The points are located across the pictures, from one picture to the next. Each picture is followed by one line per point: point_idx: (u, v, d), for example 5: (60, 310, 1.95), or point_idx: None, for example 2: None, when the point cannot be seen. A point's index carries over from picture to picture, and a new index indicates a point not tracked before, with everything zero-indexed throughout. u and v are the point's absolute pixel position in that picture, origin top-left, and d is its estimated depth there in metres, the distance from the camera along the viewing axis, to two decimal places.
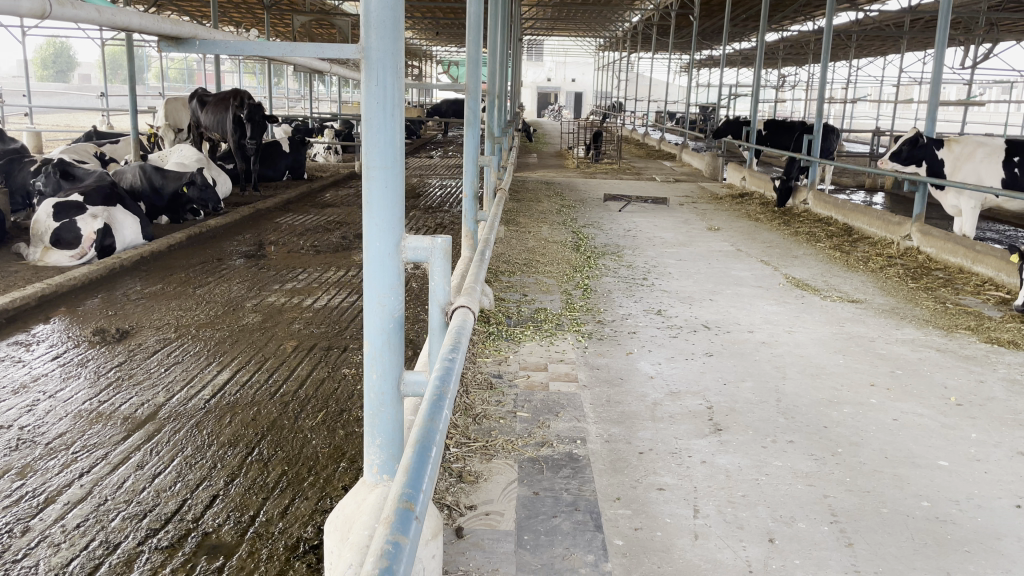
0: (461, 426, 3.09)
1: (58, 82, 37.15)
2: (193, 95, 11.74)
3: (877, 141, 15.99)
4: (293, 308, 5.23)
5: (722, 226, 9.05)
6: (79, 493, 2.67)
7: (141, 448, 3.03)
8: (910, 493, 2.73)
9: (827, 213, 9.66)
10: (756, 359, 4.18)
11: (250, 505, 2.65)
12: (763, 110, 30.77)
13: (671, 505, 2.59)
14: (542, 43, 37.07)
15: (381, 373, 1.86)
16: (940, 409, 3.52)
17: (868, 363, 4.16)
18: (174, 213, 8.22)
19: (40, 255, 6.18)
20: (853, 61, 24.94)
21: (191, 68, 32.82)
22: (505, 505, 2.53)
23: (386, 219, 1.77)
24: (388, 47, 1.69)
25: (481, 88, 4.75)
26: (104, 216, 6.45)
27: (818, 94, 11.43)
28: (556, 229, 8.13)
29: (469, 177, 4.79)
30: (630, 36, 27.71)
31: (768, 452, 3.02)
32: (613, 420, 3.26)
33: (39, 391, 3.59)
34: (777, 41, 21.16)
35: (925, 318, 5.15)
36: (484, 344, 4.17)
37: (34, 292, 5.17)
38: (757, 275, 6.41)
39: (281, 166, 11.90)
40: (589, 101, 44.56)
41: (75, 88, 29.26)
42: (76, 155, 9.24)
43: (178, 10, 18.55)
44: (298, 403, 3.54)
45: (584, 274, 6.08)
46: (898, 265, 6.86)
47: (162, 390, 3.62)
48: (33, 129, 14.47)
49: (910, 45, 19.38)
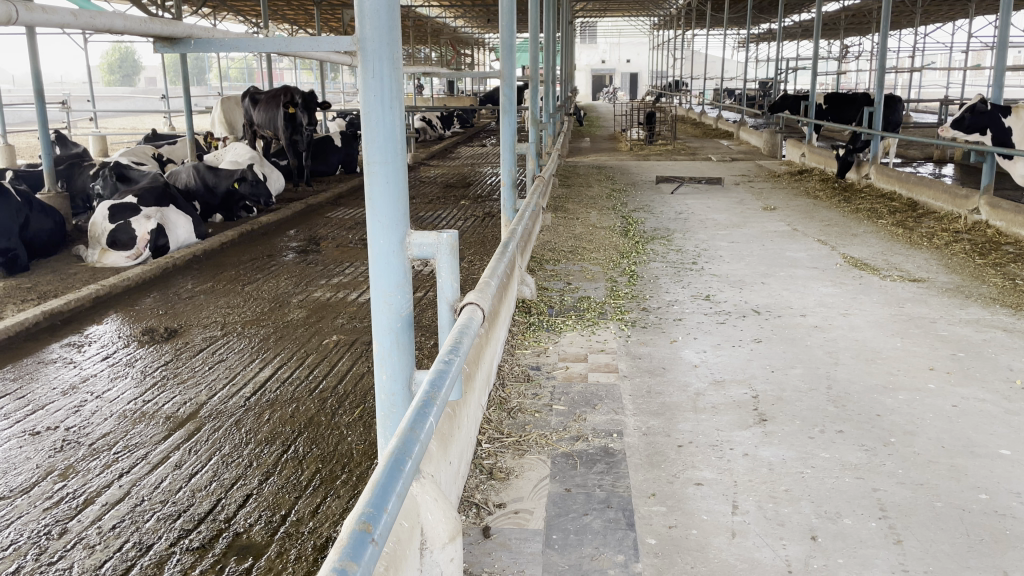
0: (495, 421, 3.04)
1: (126, 86, 38.38)
2: (245, 94, 11.93)
3: (945, 110, 15.32)
4: (338, 302, 5.25)
5: (778, 205, 8.78)
6: (117, 494, 2.71)
7: (180, 447, 3.06)
8: (968, 485, 2.57)
9: (890, 188, 9.30)
10: (808, 345, 4.01)
11: (284, 503, 2.65)
12: (825, 83, 29.90)
13: (709, 501, 2.49)
14: (595, 24, 36.57)
15: (390, 373, 1.82)
16: (1004, 393, 3.31)
17: (928, 346, 3.95)
18: (228, 211, 8.36)
19: (98, 256, 6.36)
20: (919, 28, 23.97)
21: (251, 66, 33.47)
22: (535, 503, 2.47)
23: (390, 216, 1.73)
24: (382, 38, 1.63)
25: (516, 74, 4.64)
26: (157, 216, 6.57)
27: (878, 64, 10.96)
28: (605, 214, 8.00)
29: (507, 165, 4.71)
30: (684, 14, 27.20)
31: (815, 443, 2.88)
32: (652, 412, 3.17)
33: (88, 391, 3.67)
34: (838, 11, 20.44)
35: (992, 296, 4.88)
36: (524, 335, 4.10)
37: (89, 294, 5.30)
38: (813, 255, 6.18)
39: (334, 160, 12.00)
40: (645, 82, 43.99)
41: (140, 91, 30.23)
42: (136, 157, 9.50)
43: (232, 13, 18.83)
44: (337, 399, 3.54)
45: (631, 260, 5.96)
46: (964, 240, 6.54)
47: (205, 389, 3.66)
48: (97, 133, 14.89)
49: (978, 9, 18.47)
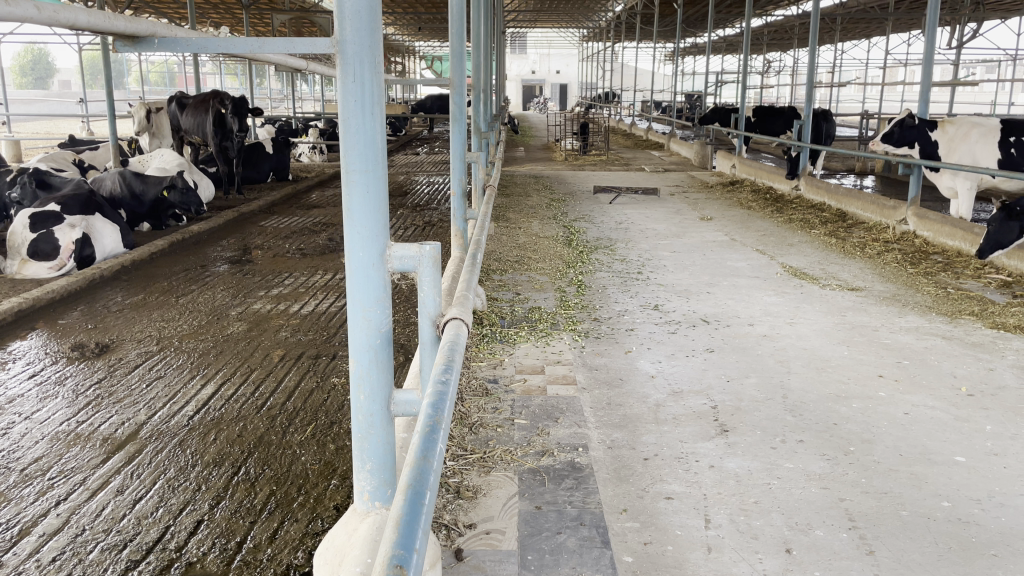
0: (457, 437, 2.95)
1: (37, 89, 36.68)
2: (171, 98, 11.48)
3: (866, 124, 15.90)
4: (279, 315, 5.06)
5: (714, 216, 8.94)
6: (56, 524, 2.54)
7: (121, 471, 2.88)
8: (929, 493, 2.61)
9: (819, 199, 9.56)
10: (759, 354, 4.05)
11: (238, 530, 2.50)
12: (749, 97, 30.73)
13: (681, 515, 2.46)
14: (525, 34, 36.90)
15: (369, 394, 1.73)
16: (951, 400, 3.40)
17: (874, 354, 4.04)
18: (156, 219, 8.02)
19: (17, 267, 6.00)
20: (838, 46, 24.90)
21: (172, 71, 32.42)
22: (506, 522, 2.39)
23: (370, 227, 1.63)
24: (363, 40, 1.55)
25: (466, 82, 4.57)
26: (82, 225, 6.24)
27: (805, 79, 11.27)
28: (547, 224, 8.00)
29: (457, 175, 4.63)
30: (614, 26, 27.63)
31: (778, 453, 2.89)
32: (615, 425, 3.13)
33: (15, 413, 3.43)
34: (762, 26, 21.04)
35: (928, 304, 5.03)
36: (478, 347, 4.03)
37: (10, 308, 4.99)
38: (754, 265, 6.29)
39: (265, 168, 11.69)
40: (574, 93, 44.48)
41: (52, 94, 28.90)
42: (55, 163, 9.04)
43: (155, 14, 18.22)
44: (287, 416, 3.39)
45: (577, 270, 5.95)
46: (895, 250, 6.76)
47: (144, 408, 3.46)
48: (11, 137, 14.16)
49: (894, 26, 19.28)
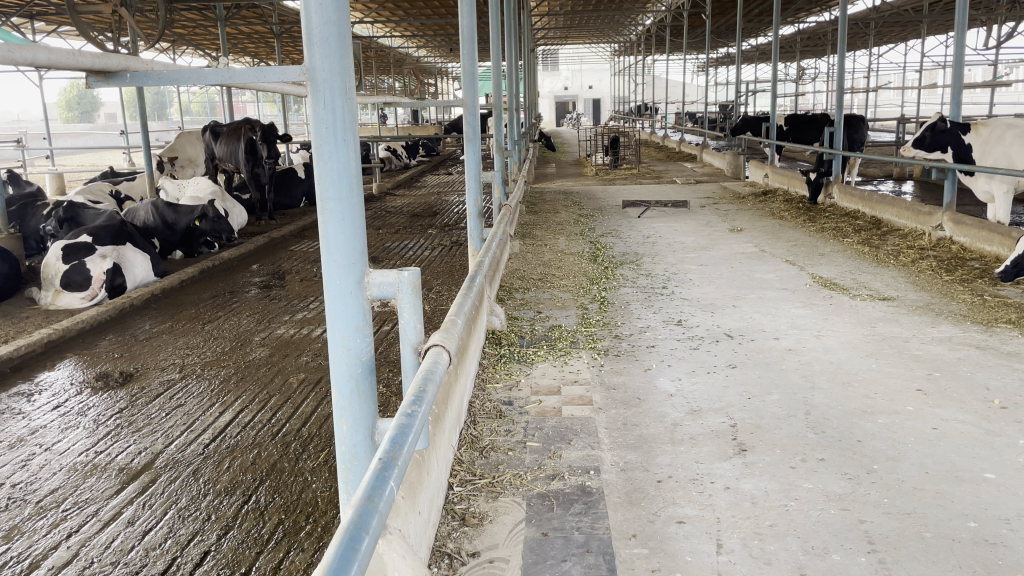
0: (466, 461, 2.91)
1: (84, 122, 37.85)
2: (205, 127, 11.66)
3: (904, 129, 15.52)
4: (303, 339, 5.08)
5: (745, 227, 8.79)
6: (65, 556, 2.56)
7: (133, 501, 2.90)
8: (955, 513, 2.49)
9: (854, 207, 9.36)
10: (783, 369, 3.95)
11: (244, 561, 2.49)
12: (785, 105, 30.32)
13: (692, 540, 2.38)
14: (557, 51, 37.06)
15: (351, 423, 1.71)
16: (983, 414, 3.27)
17: (903, 367, 3.91)
18: (188, 247, 8.15)
19: (51, 298, 6.14)
20: (874, 51, 24.46)
21: (210, 102, 33.15)
22: (511, 550, 2.35)
23: (348, 256, 1.61)
24: (334, 67, 1.52)
25: (480, 102, 4.54)
26: (113, 255, 6.37)
27: (837, 84, 11.03)
28: (573, 240, 7.94)
29: (472, 195, 4.61)
30: (643, 39, 27.53)
31: (797, 473, 2.79)
32: (630, 446, 3.06)
33: (36, 444, 3.48)
34: (795, 33, 20.76)
35: (963, 313, 4.86)
36: (494, 367, 3.99)
37: (41, 338, 5.08)
38: (782, 276, 6.16)
39: (297, 193, 11.82)
40: (608, 107, 44.39)
41: (97, 127, 29.78)
42: (91, 195, 9.24)
43: (191, 46, 18.63)
44: (300, 443, 3.38)
45: (601, 286, 5.89)
46: (929, 257, 6.57)
47: (162, 436, 3.49)
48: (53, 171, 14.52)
49: (930, 28, 18.94)
